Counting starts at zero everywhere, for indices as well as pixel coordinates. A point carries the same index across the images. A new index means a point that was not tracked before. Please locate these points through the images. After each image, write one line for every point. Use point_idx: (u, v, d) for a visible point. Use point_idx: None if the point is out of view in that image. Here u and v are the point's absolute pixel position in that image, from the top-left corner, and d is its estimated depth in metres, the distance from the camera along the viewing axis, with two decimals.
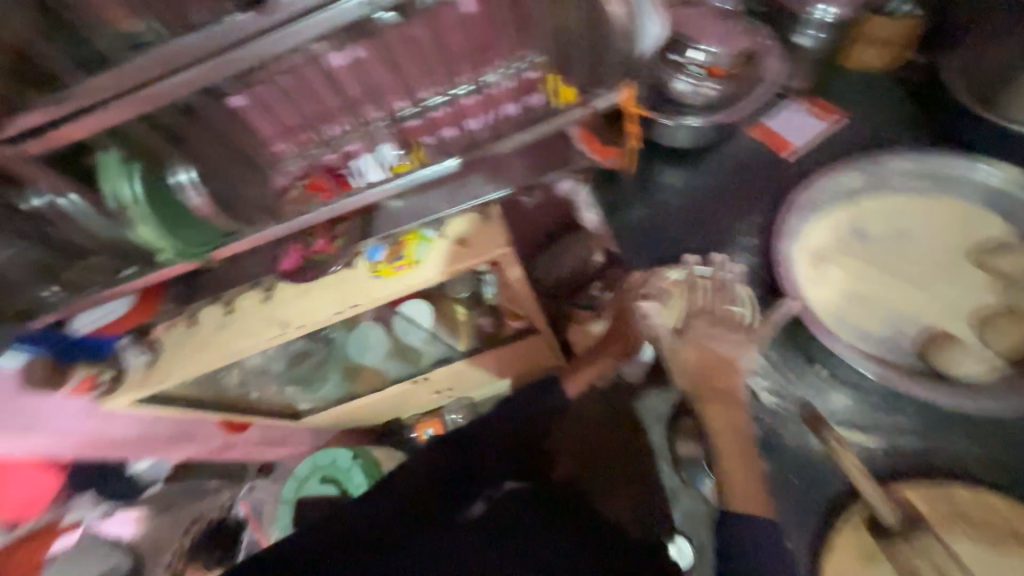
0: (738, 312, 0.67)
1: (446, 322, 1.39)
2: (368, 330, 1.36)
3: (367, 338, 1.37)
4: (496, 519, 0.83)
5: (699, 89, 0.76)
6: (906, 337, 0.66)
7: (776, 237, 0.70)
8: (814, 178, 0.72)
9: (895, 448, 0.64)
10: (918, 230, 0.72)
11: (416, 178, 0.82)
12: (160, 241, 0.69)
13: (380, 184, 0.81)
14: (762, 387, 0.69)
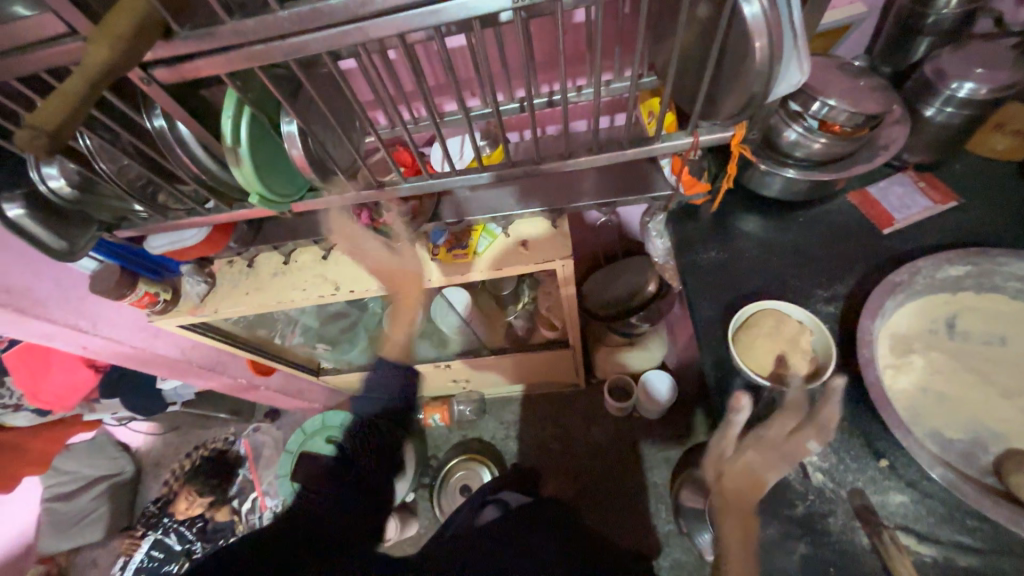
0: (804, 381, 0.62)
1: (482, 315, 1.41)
2: (401, 308, 1.38)
3: (400, 316, 1.38)
4: (508, 524, 0.93)
5: (808, 143, 0.71)
6: (986, 451, 0.60)
7: (863, 314, 0.66)
8: (915, 261, 0.67)
9: (952, 567, 0.55)
10: (1017, 335, 0.66)
11: (476, 182, 0.76)
12: (251, 184, 0.66)
13: (465, 174, 0.76)
14: (815, 465, 0.62)
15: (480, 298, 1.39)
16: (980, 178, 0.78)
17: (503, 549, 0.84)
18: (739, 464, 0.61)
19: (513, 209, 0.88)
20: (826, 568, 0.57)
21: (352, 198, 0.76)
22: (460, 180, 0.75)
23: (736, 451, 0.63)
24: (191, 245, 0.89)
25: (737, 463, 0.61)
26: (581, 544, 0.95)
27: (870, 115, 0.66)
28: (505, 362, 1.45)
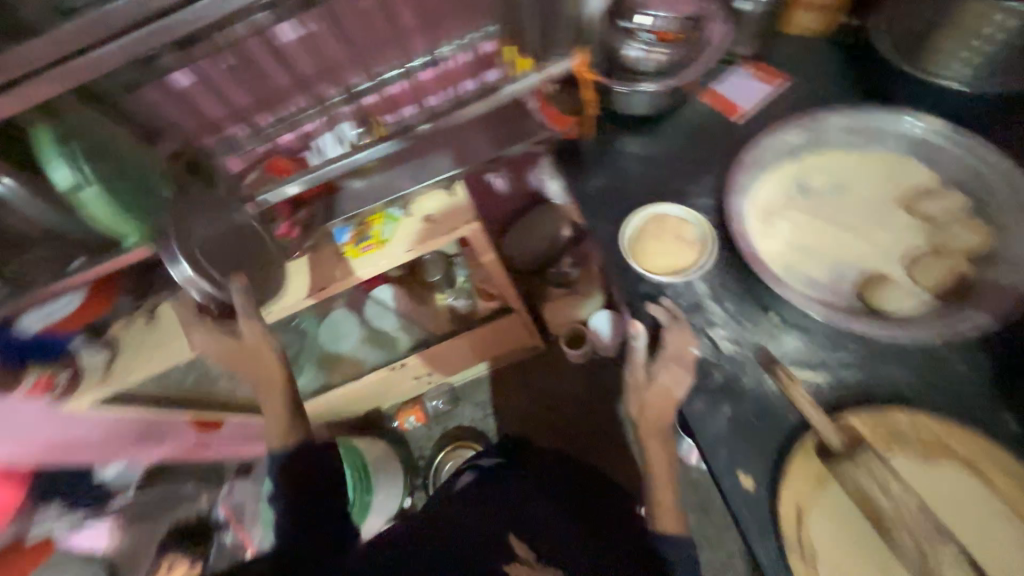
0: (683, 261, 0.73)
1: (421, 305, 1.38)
2: (337, 318, 1.37)
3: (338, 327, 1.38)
4: (487, 485, 0.94)
5: (650, 55, 0.78)
6: (848, 281, 0.69)
7: (727, 195, 0.73)
8: (760, 137, 0.74)
9: (842, 382, 0.63)
10: (860, 179, 0.73)
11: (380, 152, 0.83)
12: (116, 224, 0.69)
13: (372, 145, 0.82)
14: (722, 337, 0.69)
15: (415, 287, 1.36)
16: (804, 55, 0.86)
17: (488, 516, 0.87)
18: (655, 387, 0.69)
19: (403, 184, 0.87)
20: (749, 419, 0.64)
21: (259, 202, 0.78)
22: (376, 149, 0.81)
23: (647, 376, 0.71)
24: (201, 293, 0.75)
25: (653, 386, 0.69)
26: (574, 477, 0.95)
27: (687, 15, 0.76)
28: (460, 345, 1.42)
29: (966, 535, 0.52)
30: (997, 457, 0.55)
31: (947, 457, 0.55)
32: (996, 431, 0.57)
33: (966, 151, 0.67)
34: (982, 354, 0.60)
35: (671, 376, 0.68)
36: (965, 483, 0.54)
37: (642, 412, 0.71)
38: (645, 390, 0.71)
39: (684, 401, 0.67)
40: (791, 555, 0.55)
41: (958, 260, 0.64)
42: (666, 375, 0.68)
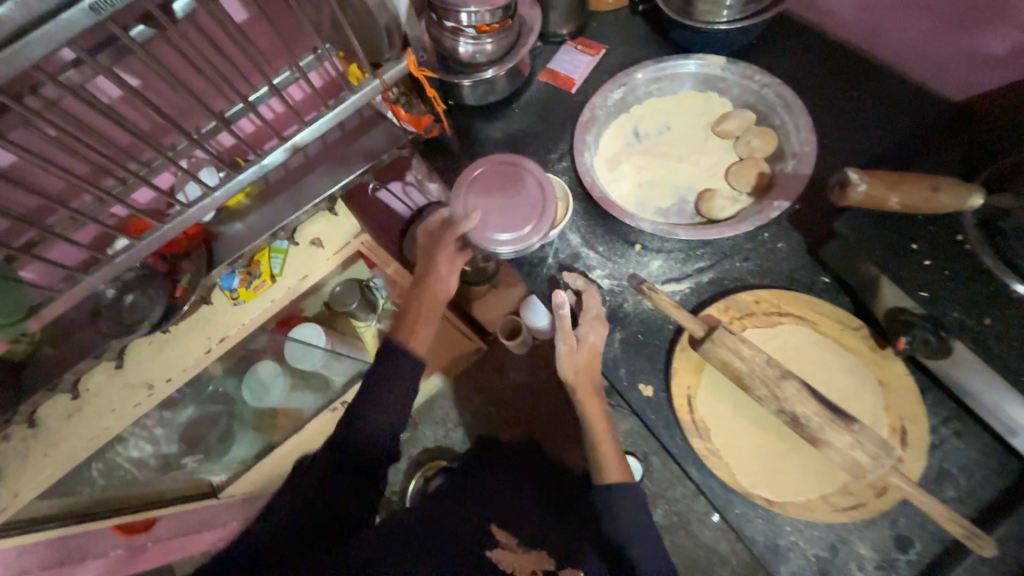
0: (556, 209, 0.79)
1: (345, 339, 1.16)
2: (262, 369, 1.12)
3: (263, 379, 1.12)
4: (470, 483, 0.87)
5: (480, 47, 0.84)
6: (688, 203, 0.80)
7: (575, 154, 0.82)
8: (589, 100, 0.84)
9: (700, 285, 0.74)
10: (677, 117, 0.85)
11: (242, 183, 0.72)
12: None
13: (233, 179, 0.72)
14: (600, 276, 0.78)
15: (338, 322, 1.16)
16: (613, 26, 0.98)
17: (465, 511, 0.79)
18: (588, 348, 0.69)
19: (290, 216, 0.86)
20: (637, 338, 0.72)
21: (114, 268, 0.68)
22: (251, 172, 0.71)
23: (580, 340, 0.70)
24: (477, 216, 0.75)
25: (585, 349, 0.70)
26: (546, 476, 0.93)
27: (501, 8, 0.80)
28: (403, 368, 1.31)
29: (805, 371, 0.65)
30: (818, 307, 0.68)
31: (787, 318, 0.68)
32: (817, 289, 0.70)
33: (743, 77, 0.82)
34: (792, 231, 0.73)
35: (590, 328, 0.71)
36: (800, 334, 0.67)
37: (577, 376, 0.70)
38: (578, 354, 0.70)
39: (607, 345, 0.72)
40: (691, 435, 0.64)
41: (759, 163, 0.78)
42: (593, 333, 0.70)
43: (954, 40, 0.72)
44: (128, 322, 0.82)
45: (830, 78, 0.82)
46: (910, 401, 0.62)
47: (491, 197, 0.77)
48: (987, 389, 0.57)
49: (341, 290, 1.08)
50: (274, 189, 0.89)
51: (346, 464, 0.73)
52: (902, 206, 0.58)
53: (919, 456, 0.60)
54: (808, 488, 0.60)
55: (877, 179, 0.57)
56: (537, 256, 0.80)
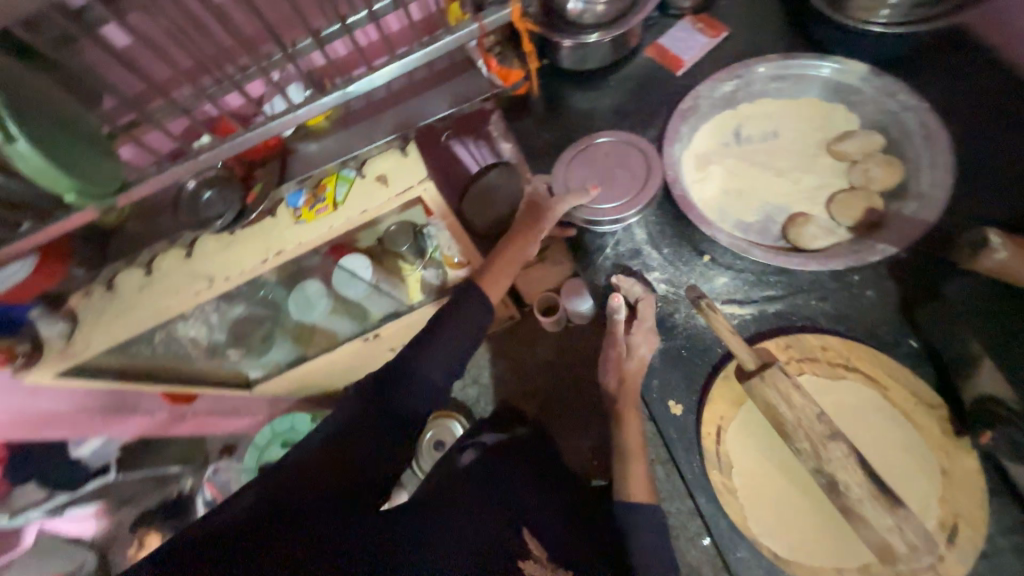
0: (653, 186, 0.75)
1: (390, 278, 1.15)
2: (310, 286, 1.15)
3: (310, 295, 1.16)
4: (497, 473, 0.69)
5: (590, 7, 0.80)
6: (775, 222, 0.72)
7: (663, 143, 0.75)
8: (694, 87, 0.76)
9: (765, 314, 0.68)
10: (791, 124, 0.75)
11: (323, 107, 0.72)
12: (56, 181, 0.57)
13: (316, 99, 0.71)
14: (657, 278, 0.73)
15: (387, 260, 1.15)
16: (745, 7, 0.86)
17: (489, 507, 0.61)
18: (636, 361, 0.66)
19: (364, 147, 0.87)
20: (679, 352, 0.68)
21: (194, 164, 0.71)
22: (333, 97, 0.71)
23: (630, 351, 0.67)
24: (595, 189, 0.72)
25: (633, 361, 0.66)
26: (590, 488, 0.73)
27: None
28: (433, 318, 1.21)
29: (858, 437, 0.59)
30: (895, 372, 0.60)
31: (853, 374, 0.61)
32: (900, 351, 0.62)
33: (882, 94, 0.71)
34: (888, 281, 0.65)
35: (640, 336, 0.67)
36: (864, 396, 0.60)
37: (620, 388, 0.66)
38: (625, 364, 0.67)
39: (657, 361, 0.68)
40: (710, 466, 0.61)
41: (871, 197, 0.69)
42: (645, 346, 0.66)
43: None
44: (203, 218, 0.88)
45: (989, 114, 0.69)
46: (971, 499, 0.55)
47: (593, 168, 0.77)
48: None
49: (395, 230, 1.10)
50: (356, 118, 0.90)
51: (374, 408, 0.59)
52: None
53: (963, 559, 0.54)
54: (824, 555, 0.56)
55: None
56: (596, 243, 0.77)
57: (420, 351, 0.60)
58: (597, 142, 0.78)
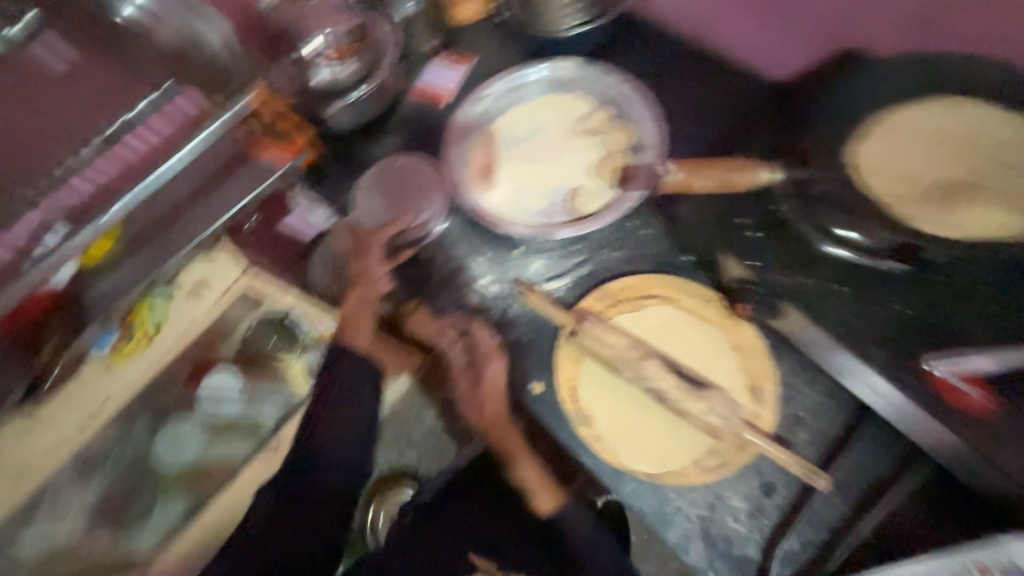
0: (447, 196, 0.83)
1: (267, 378, 0.98)
2: (176, 423, 0.97)
3: (175, 434, 0.96)
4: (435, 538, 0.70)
5: (340, 73, 0.88)
6: (561, 201, 0.82)
7: (447, 168, 0.83)
8: (455, 115, 0.86)
9: (578, 278, 0.77)
10: (540, 120, 0.87)
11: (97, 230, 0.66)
12: None
13: (79, 232, 0.65)
14: (486, 283, 0.80)
15: (261, 361, 0.98)
16: (478, 36, 0.98)
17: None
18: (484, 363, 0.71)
19: (167, 261, 0.79)
20: (524, 338, 0.75)
21: None
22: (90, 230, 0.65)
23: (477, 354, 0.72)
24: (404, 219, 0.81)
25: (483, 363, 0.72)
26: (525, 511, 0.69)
27: (343, 32, 0.87)
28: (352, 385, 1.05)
29: (674, 347, 0.69)
30: (678, 286, 0.73)
31: (652, 299, 0.73)
32: (681, 268, 0.75)
33: (595, 78, 0.87)
34: (653, 218, 0.78)
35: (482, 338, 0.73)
36: (664, 313, 0.72)
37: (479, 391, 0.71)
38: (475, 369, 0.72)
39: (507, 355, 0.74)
40: (575, 423, 0.68)
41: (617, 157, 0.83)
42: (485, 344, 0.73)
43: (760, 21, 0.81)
44: None
45: (673, 70, 0.88)
46: (761, 359, 0.68)
47: (394, 196, 0.83)
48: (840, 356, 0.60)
49: (257, 328, 0.97)
50: (146, 236, 0.79)
51: (304, 488, 0.71)
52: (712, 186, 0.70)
53: (775, 406, 0.66)
54: (684, 455, 0.65)
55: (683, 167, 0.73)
56: (428, 274, 0.83)
57: (321, 430, 0.72)
58: (383, 169, 0.85)
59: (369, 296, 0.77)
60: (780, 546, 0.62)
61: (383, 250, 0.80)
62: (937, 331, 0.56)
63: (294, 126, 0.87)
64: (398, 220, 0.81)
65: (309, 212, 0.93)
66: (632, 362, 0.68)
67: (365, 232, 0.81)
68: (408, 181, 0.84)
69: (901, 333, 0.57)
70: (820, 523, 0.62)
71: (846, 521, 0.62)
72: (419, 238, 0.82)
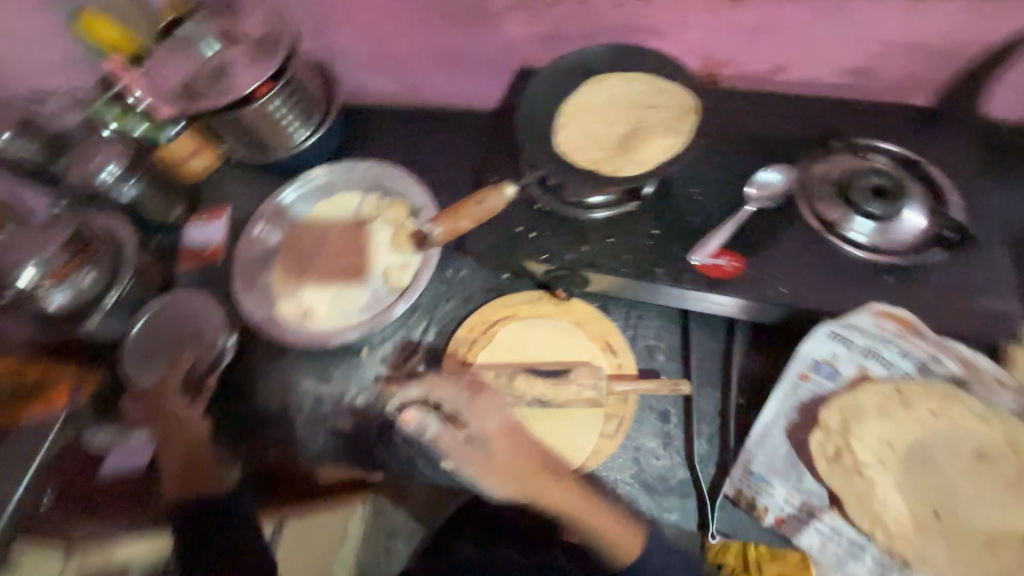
0: (213, 310, 0.83)
1: None
2: None
3: None
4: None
5: (79, 288, 0.80)
6: (379, 287, 0.84)
7: (253, 320, 0.81)
8: (235, 269, 0.85)
9: (430, 344, 0.80)
10: (322, 227, 0.89)
11: None
12: None
13: None
14: (352, 400, 0.77)
15: None
16: (230, 180, 0.97)
17: None
18: None
19: None
20: None
21: None
22: None
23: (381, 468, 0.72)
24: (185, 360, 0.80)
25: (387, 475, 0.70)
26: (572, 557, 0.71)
27: (67, 244, 0.78)
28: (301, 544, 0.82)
29: (534, 353, 0.75)
30: (509, 301, 0.80)
31: (497, 325, 0.78)
32: (505, 285, 0.82)
33: (349, 172, 0.92)
34: (463, 257, 0.84)
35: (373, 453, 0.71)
36: (511, 330, 0.77)
37: None
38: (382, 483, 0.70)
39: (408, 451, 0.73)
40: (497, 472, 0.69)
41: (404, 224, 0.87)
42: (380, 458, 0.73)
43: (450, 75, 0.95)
44: None
45: (412, 139, 0.99)
46: (600, 320, 0.77)
47: (166, 344, 0.81)
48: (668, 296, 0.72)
49: None
50: None
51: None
52: (472, 224, 0.72)
53: (632, 349, 0.75)
54: (592, 434, 0.70)
55: (439, 223, 0.73)
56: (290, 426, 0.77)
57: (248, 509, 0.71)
58: (145, 326, 0.82)
59: (186, 439, 0.74)
60: (695, 452, 0.69)
61: (181, 396, 0.77)
62: (678, 229, 0.73)
63: (39, 370, 0.77)
64: (182, 366, 0.79)
65: (106, 438, 0.77)
66: (511, 389, 0.71)
67: (151, 391, 0.77)
68: (167, 321, 0.82)
69: (661, 245, 0.72)
70: (710, 417, 0.70)
71: (725, 402, 0.70)
72: (213, 368, 0.80)
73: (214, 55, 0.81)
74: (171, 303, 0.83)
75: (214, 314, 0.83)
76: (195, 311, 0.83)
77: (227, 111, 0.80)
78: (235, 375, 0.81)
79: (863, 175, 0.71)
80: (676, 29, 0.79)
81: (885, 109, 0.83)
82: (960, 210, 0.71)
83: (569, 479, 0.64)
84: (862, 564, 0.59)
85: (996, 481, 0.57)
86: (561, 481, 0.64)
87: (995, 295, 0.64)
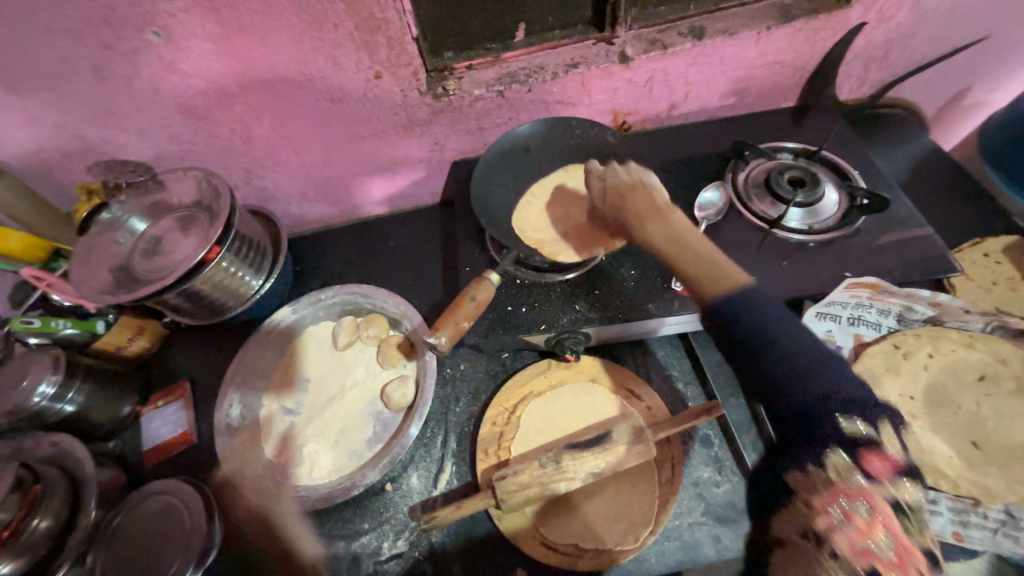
0: (186, 487, 0.72)
1: None
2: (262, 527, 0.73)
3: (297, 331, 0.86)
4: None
5: (31, 541, 0.64)
6: (382, 411, 0.79)
7: (255, 496, 0.72)
8: (217, 444, 0.75)
9: (456, 451, 0.75)
10: (305, 366, 0.84)
11: None
12: None
13: None
14: (392, 546, 0.70)
15: None
16: (184, 351, 0.89)
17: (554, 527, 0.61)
18: None
19: None
20: (470, 548, 0.68)
21: None
22: None
23: None
24: (170, 560, 0.67)
25: None
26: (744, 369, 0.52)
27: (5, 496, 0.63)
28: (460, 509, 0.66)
29: (564, 423, 0.74)
30: (521, 380, 0.78)
31: (518, 408, 0.76)
32: (510, 364, 0.81)
33: (314, 304, 0.87)
34: (459, 349, 0.83)
35: None
36: (534, 409, 0.75)
37: None
38: None
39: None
40: (574, 564, 0.64)
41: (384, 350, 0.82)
42: None
43: (390, 184, 0.98)
44: None
45: (369, 253, 0.99)
46: (610, 369, 0.78)
47: (143, 550, 0.68)
48: (667, 324, 0.75)
49: None
50: None
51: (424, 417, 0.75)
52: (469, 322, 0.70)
53: (652, 386, 0.76)
54: (648, 485, 0.68)
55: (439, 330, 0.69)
56: None
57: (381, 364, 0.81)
58: (115, 538, 0.70)
59: None
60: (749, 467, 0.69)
61: None
62: (653, 265, 0.78)
63: None
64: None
65: None
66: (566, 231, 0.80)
67: None
68: (143, 523, 0.70)
69: (644, 284, 0.76)
70: (748, 426, 0.72)
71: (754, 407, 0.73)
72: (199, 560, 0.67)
73: (145, 231, 0.81)
74: (139, 500, 0.72)
75: (191, 495, 0.71)
76: (170, 502, 0.71)
77: (172, 289, 0.73)
78: (239, 560, 0.71)
79: (780, 172, 0.81)
80: (584, 97, 0.89)
81: (766, 115, 0.98)
82: (861, 178, 0.84)
83: (684, 223, 0.61)
84: (942, 517, 0.59)
85: (1004, 395, 0.63)
86: (668, 225, 0.61)
87: (923, 238, 0.75)
